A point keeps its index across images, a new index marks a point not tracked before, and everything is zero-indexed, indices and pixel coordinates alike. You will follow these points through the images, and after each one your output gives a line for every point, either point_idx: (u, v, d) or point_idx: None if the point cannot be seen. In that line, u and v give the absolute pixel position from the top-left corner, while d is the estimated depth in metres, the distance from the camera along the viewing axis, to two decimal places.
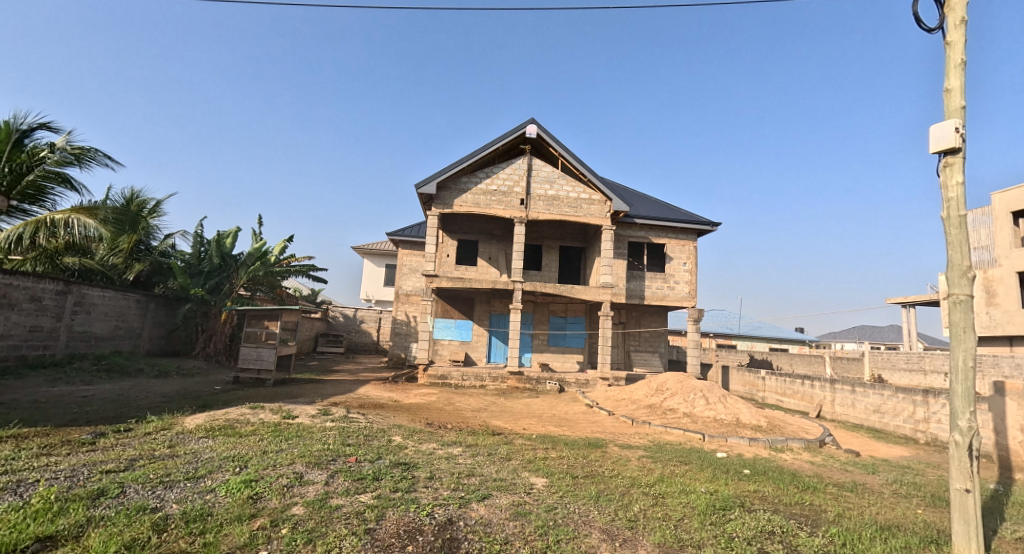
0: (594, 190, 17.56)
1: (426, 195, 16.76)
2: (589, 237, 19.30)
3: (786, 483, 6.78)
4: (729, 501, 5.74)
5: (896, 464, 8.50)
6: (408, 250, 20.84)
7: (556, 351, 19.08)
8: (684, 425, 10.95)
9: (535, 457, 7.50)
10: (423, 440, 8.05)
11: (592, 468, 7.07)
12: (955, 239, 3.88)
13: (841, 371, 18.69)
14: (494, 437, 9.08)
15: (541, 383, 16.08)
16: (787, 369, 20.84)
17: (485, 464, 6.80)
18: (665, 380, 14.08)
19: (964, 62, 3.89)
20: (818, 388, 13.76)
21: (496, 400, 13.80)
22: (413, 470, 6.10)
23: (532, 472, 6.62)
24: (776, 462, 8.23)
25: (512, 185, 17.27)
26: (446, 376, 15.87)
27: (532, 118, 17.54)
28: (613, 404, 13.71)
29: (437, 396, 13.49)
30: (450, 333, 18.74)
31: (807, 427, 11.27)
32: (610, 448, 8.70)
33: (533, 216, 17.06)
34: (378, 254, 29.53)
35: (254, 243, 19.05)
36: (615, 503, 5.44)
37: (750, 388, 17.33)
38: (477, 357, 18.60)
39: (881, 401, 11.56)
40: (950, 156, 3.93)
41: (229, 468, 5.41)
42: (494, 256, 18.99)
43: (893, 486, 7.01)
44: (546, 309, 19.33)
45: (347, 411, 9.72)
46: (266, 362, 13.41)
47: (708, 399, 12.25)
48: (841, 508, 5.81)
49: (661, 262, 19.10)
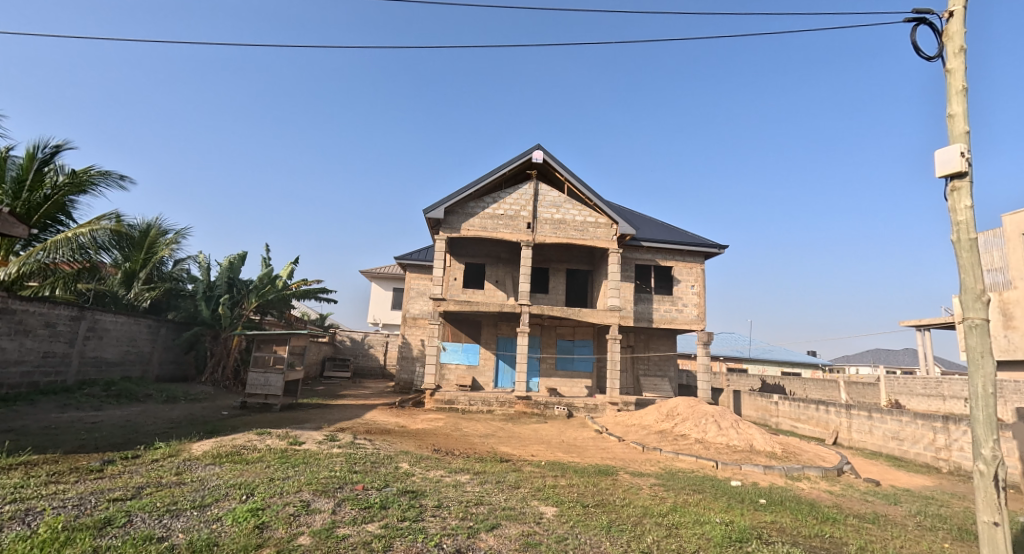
0: (600, 213, 17.67)
1: (434, 220, 16.96)
2: (596, 259, 19.32)
3: (804, 514, 6.59)
4: (746, 532, 5.57)
5: (918, 494, 8.23)
6: (416, 273, 20.89)
7: (564, 375, 18.87)
8: (696, 452, 10.72)
9: (545, 485, 7.35)
10: (430, 467, 7.93)
11: (603, 496, 6.92)
12: (966, 262, 3.84)
13: (857, 396, 18.22)
14: (502, 464, 8.95)
15: (549, 408, 15.85)
16: (800, 394, 20.42)
17: (494, 493, 6.67)
18: (676, 404, 13.81)
19: (966, 88, 3.94)
20: (833, 414, 13.46)
21: (504, 426, 13.58)
22: (420, 498, 6.00)
23: (542, 500, 6.47)
24: (793, 491, 7.99)
25: (518, 210, 17.40)
26: (453, 401, 15.65)
27: (539, 144, 17.81)
28: (623, 430, 13.46)
29: (444, 421, 13.31)
30: (457, 356, 18.64)
31: (824, 455, 10.96)
32: (621, 476, 8.54)
33: (540, 240, 17.15)
34: (386, 277, 29.66)
35: (263, 267, 19.35)
36: (627, 534, 5.30)
37: (763, 414, 16.93)
38: (484, 381, 18.43)
39: (900, 427, 11.26)
40: (957, 180, 3.93)
41: (235, 496, 5.35)
42: (501, 279, 19.02)
43: (917, 519, 6.76)
44: (554, 332, 19.26)
45: (353, 437, 9.64)
46: (273, 388, 13.34)
47: (721, 424, 12.03)
48: (863, 541, 5.61)
49: (668, 284, 18.91)
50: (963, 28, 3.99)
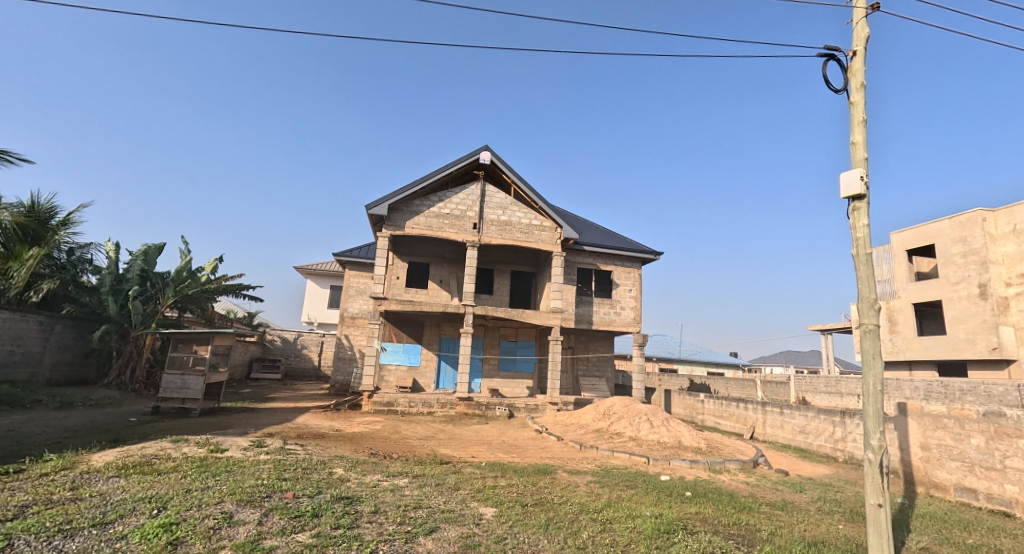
0: (544, 217, 17.94)
1: (377, 216, 16.47)
2: (540, 262, 19.60)
3: (724, 504, 7.07)
4: (673, 523, 5.89)
5: (819, 482, 9.12)
6: (356, 271, 20.16)
7: (506, 376, 18.97)
8: (630, 449, 11.20)
9: (485, 486, 7.35)
10: (366, 471, 7.68)
11: (541, 495, 7.03)
12: (863, 274, 4.32)
13: (771, 394, 19.84)
14: (442, 466, 8.84)
15: (490, 408, 15.85)
16: (723, 392, 21.92)
17: (433, 495, 6.57)
18: (612, 404, 14.32)
19: (865, 120, 4.45)
20: (751, 411, 14.57)
21: (444, 427, 13.41)
22: (356, 504, 5.79)
23: (481, 501, 6.47)
24: (715, 483, 8.56)
25: (464, 210, 17.29)
26: (392, 403, 15.23)
27: (486, 145, 17.80)
28: (561, 429, 13.78)
29: (382, 424, 12.93)
30: (397, 357, 18.16)
31: (742, 448, 11.86)
32: (559, 474, 8.73)
33: (485, 241, 17.13)
34: (322, 274, 28.30)
35: (182, 260, 17.83)
36: (563, 531, 5.42)
37: (690, 411, 17.98)
38: (425, 383, 18.09)
39: (806, 421, 12.38)
40: (857, 201, 4.41)
41: (144, 511, 4.87)
42: (446, 279, 18.80)
43: (818, 504, 7.49)
44: (497, 333, 19.30)
45: (283, 443, 9.11)
46: (192, 391, 12.28)
47: (652, 422, 12.64)
48: (774, 526, 6.13)
49: (608, 288, 19.48)
50: (863, 67, 4.50)
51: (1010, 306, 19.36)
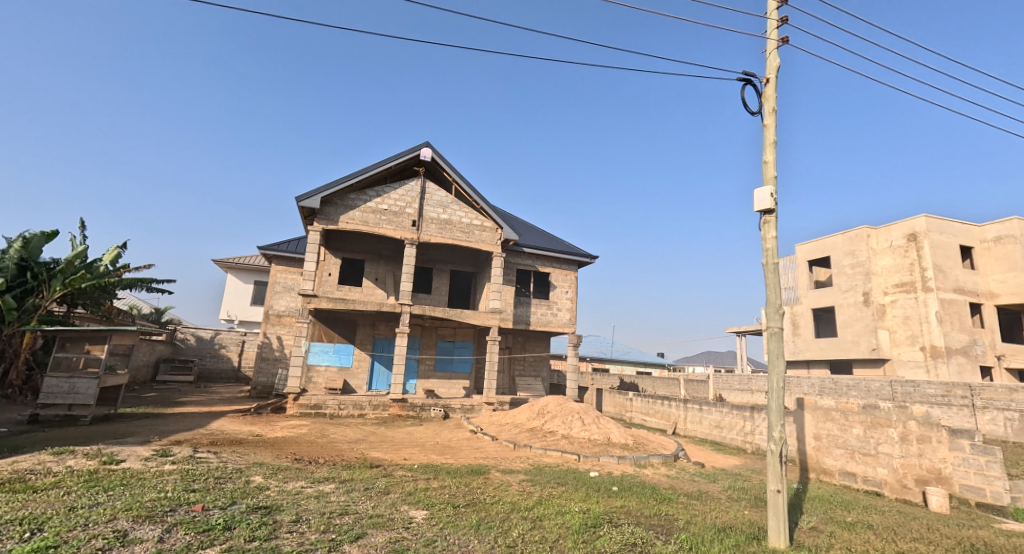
0: (485, 217, 17.92)
1: (308, 209, 15.64)
2: (480, 262, 19.56)
3: (647, 496, 7.45)
4: (600, 517, 6.11)
5: (731, 472, 9.85)
6: (284, 266, 19.00)
7: (442, 377, 18.71)
8: (562, 446, 11.47)
9: (416, 488, 7.20)
10: (287, 478, 7.25)
11: (473, 495, 7.01)
12: (772, 282, 4.74)
13: (692, 392, 21.18)
14: (372, 469, 8.55)
15: (425, 409, 15.55)
16: (650, 391, 23.09)
17: (361, 500, 6.34)
18: (546, 403, 14.59)
19: (776, 142, 4.89)
20: (673, 407, 15.47)
21: (376, 430, 12.99)
22: (275, 513, 5.45)
23: (412, 504, 6.33)
24: (640, 477, 8.99)
25: (404, 206, 16.87)
26: (320, 406, 14.51)
27: (427, 141, 17.49)
28: (496, 428, 13.83)
29: (308, 427, 12.28)
30: (326, 358, 17.31)
31: (665, 443, 12.56)
32: (492, 474, 8.75)
33: (424, 239, 16.80)
34: (245, 268, 26.37)
35: (75, 248, 15.87)
36: (494, 530, 5.44)
37: (619, 409, 18.74)
38: (357, 384, 17.43)
39: (721, 416, 13.32)
40: (768, 215, 4.82)
41: (13, 535, 4.25)
42: (382, 277, 18.23)
43: (729, 492, 8.08)
44: (434, 333, 18.98)
45: (192, 450, 8.37)
46: (81, 397, 11.08)
47: (584, 420, 13.04)
48: (690, 515, 6.53)
49: (546, 290, 19.81)
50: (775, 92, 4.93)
51: (886, 312, 21.93)
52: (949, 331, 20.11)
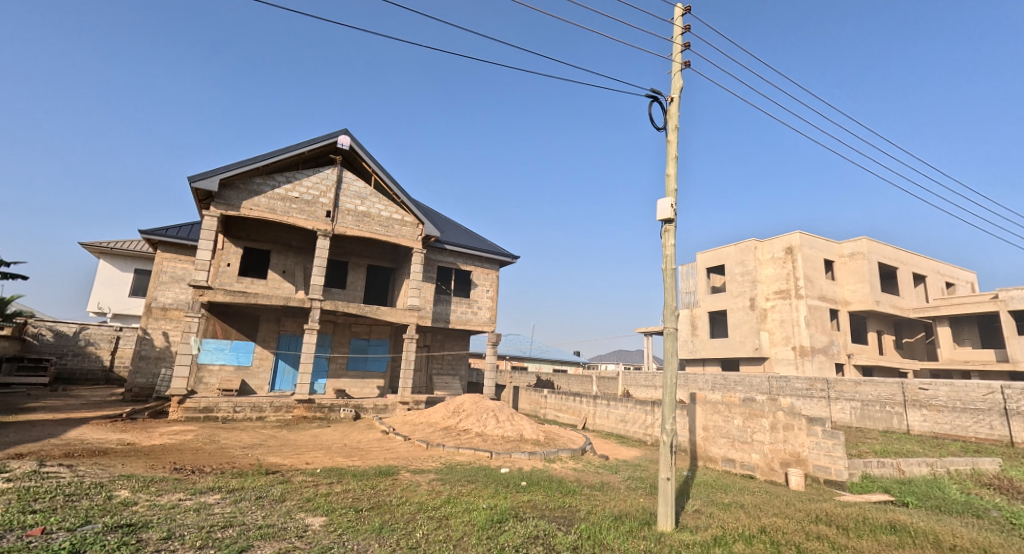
0: (406, 211, 17.48)
1: (204, 191, 14.34)
2: (400, 258, 19.06)
3: (553, 490, 7.67)
4: (506, 512, 6.19)
5: (631, 463, 10.43)
6: (170, 254, 17.24)
7: (354, 376, 18.01)
8: (475, 444, 11.49)
9: (316, 494, 6.84)
10: (161, 491, 6.55)
11: (380, 498, 6.79)
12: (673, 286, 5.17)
13: (604, 388, 22.19)
14: (268, 476, 8.00)
15: (333, 411, 14.87)
16: (565, 388, 23.86)
17: (250, 511, 5.91)
18: (461, 401, 14.56)
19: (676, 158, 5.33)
20: (584, 403, 16.12)
21: (277, 433, 12.19)
22: (140, 532, 4.91)
23: (309, 512, 6.00)
24: (548, 472, 9.24)
25: (317, 195, 16.00)
26: (211, 408, 13.36)
27: (345, 129, 16.75)
28: (410, 428, 13.55)
29: (195, 433, 11.22)
30: (220, 357, 15.88)
31: (574, 438, 13.03)
32: (401, 475, 8.55)
33: (338, 231, 16.04)
34: (124, 255, 23.60)
35: None
36: (397, 532, 5.31)
37: (534, 406, 19.16)
38: (257, 385, 16.27)
39: (626, 411, 14.07)
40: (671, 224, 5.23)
41: None
42: (290, 269, 17.17)
43: (627, 482, 8.52)
44: (347, 330, 18.20)
45: (41, 465, 7.29)
46: None
47: (498, 417, 13.17)
48: (591, 505, 6.81)
49: (467, 288, 19.74)
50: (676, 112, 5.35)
51: (767, 315, 24.35)
52: (814, 333, 22.68)
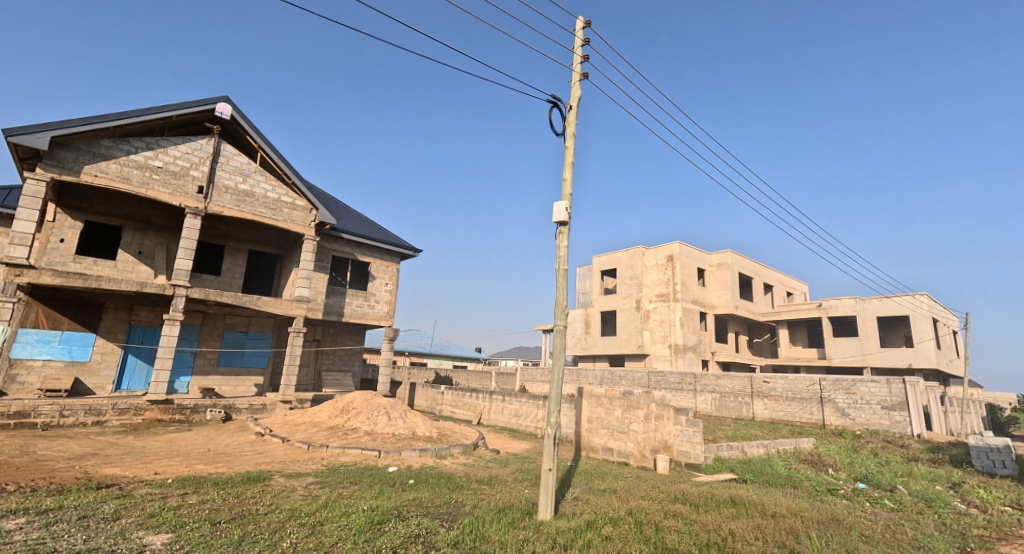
0: (298, 194, 16.02)
1: (30, 149, 11.86)
2: (288, 244, 17.47)
3: (440, 487, 7.42)
4: (387, 513, 5.81)
5: (521, 456, 10.53)
6: None
7: (226, 373, 16.15)
8: (363, 444, 10.84)
9: (163, 508, 5.87)
10: None
11: (244, 507, 6.03)
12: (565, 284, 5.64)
13: (501, 383, 22.40)
14: (100, 491, 6.73)
15: (197, 412, 13.15)
16: (464, 384, 23.70)
17: (66, 534, 4.87)
18: (351, 399, 13.71)
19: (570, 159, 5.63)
20: (480, 399, 16.07)
21: (120, 440, 10.43)
22: None
23: (151, 529, 5.10)
24: (437, 468, 8.97)
25: (186, 167, 14.02)
26: (30, 412, 11.09)
27: (226, 96, 14.89)
28: (290, 429, 12.41)
29: (3, 444, 9.17)
30: (45, 350, 13.12)
31: (467, 433, 12.89)
32: (275, 480, 7.72)
33: (212, 210, 14.19)
34: None
35: None
36: (260, 544, 4.71)
37: (430, 402, 18.71)
38: (97, 384, 13.86)
39: (520, 406, 14.26)
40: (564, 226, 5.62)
41: None
42: (148, 251, 14.97)
43: (515, 474, 8.55)
44: (220, 322, 16.25)
45: None
46: None
47: (390, 415, 12.58)
48: (476, 499, 6.69)
49: (364, 280, 18.69)
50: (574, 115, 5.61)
51: (650, 316, 26.20)
52: (686, 332, 24.94)
